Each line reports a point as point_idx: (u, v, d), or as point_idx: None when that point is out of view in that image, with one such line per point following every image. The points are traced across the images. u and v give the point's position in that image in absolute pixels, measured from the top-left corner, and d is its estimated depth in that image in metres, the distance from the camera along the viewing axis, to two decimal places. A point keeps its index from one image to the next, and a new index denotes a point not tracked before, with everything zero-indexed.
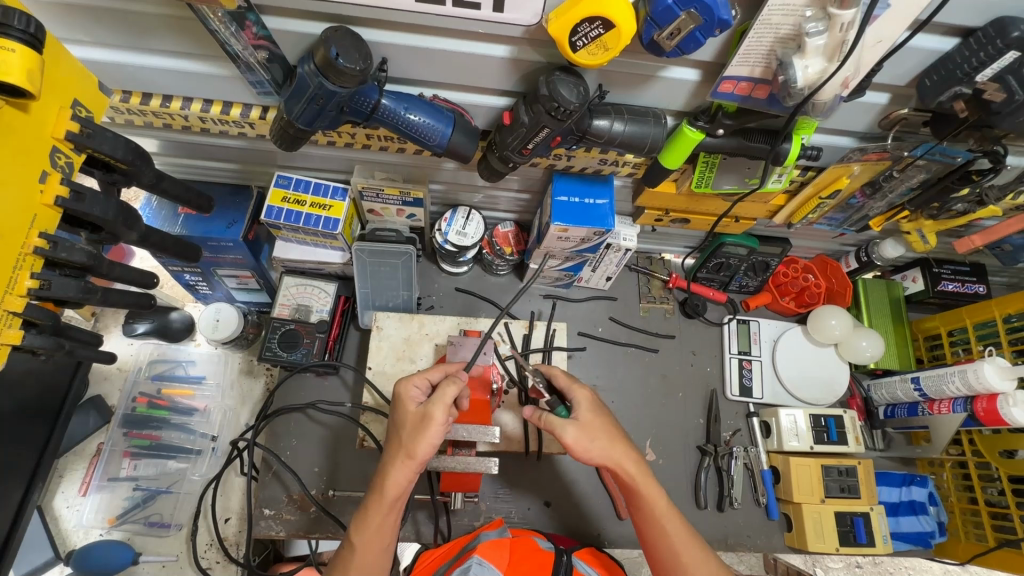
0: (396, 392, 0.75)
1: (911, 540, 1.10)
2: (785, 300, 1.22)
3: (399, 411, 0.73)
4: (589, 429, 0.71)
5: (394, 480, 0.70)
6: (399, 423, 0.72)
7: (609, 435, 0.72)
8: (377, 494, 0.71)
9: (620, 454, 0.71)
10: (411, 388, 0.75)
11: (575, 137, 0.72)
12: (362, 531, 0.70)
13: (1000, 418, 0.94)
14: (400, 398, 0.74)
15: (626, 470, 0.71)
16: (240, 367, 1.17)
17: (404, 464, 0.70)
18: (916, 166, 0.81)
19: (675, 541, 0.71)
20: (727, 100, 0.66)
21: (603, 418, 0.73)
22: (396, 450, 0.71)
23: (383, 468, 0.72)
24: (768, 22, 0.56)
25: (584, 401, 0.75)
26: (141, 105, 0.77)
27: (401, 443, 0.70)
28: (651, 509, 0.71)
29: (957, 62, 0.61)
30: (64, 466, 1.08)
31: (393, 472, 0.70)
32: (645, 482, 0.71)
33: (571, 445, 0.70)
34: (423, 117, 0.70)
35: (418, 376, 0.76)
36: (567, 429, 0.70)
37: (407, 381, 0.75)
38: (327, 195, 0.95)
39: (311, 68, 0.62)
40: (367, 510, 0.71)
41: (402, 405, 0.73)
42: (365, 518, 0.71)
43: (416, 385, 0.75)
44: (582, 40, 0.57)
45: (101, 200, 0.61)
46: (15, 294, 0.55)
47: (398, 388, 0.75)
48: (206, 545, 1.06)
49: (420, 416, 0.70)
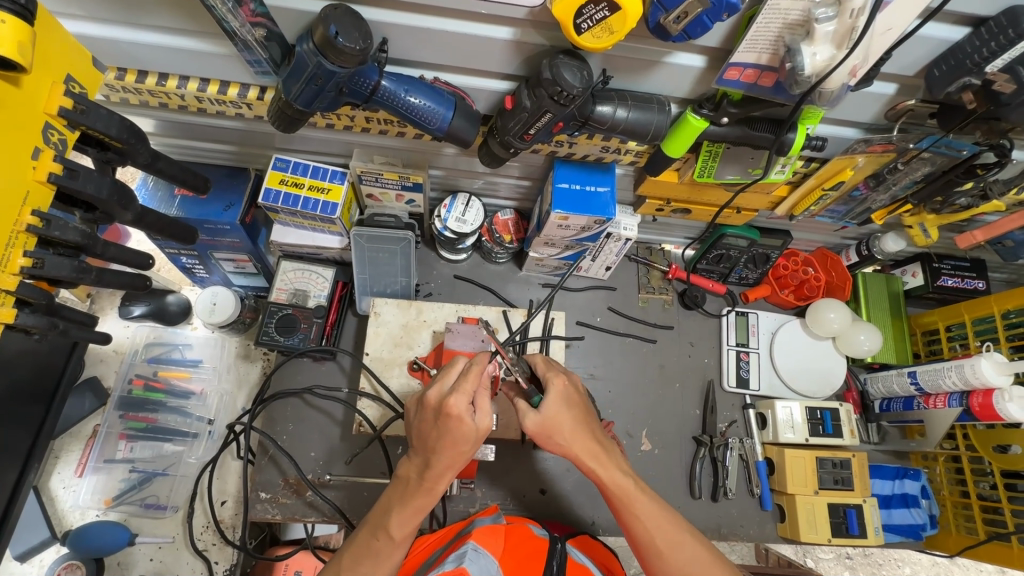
0: (450, 412, 0.64)
1: (902, 532, 1.12)
2: (784, 292, 1.22)
3: (455, 431, 0.64)
4: (549, 425, 0.71)
5: (447, 480, 0.68)
6: (449, 440, 0.65)
7: (571, 430, 0.71)
8: (426, 496, 0.68)
9: (581, 448, 0.71)
10: (460, 403, 0.64)
11: (577, 123, 0.71)
12: (406, 525, 0.68)
13: (995, 413, 0.94)
14: (455, 418, 0.64)
15: (587, 460, 0.71)
16: (237, 351, 1.18)
17: (456, 465, 0.67)
18: (921, 159, 0.80)
19: (649, 527, 0.69)
20: (732, 87, 0.65)
21: (567, 412, 0.71)
22: (452, 460, 0.66)
23: (430, 475, 0.67)
24: (777, 7, 0.55)
25: (557, 393, 0.72)
26: (137, 84, 0.76)
27: (457, 454, 0.66)
28: (619, 497, 0.70)
29: (967, 52, 0.60)
30: (60, 447, 1.08)
31: (445, 476, 0.67)
32: (607, 471, 0.71)
33: (534, 432, 0.72)
34: (424, 100, 0.69)
35: (467, 391, 0.65)
36: (528, 416, 0.71)
37: (456, 394, 0.65)
38: (326, 178, 0.95)
39: (309, 47, 0.60)
40: (410, 501, 0.68)
41: (458, 424, 0.64)
42: (413, 518, 0.69)
43: (469, 399, 0.65)
44: (587, 23, 0.55)
45: (95, 178, 0.60)
46: (8, 272, 0.55)
47: (452, 408, 0.64)
48: (202, 527, 1.06)
49: (481, 432, 0.65)
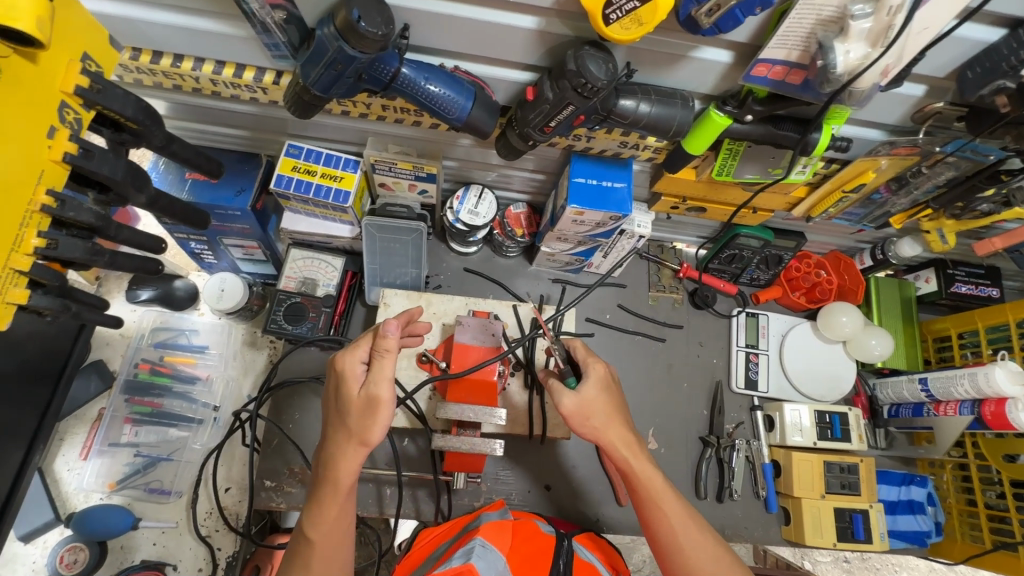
0: (337, 370, 0.68)
1: (908, 539, 1.11)
2: (796, 295, 1.20)
3: (343, 390, 0.67)
4: (587, 409, 0.70)
5: (346, 466, 0.66)
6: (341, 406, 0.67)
7: (606, 414, 0.71)
8: (331, 486, 0.66)
9: (615, 436, 0.71)
10: (348, 363, 0.68)
11: (599, 117, 0.70)
12: (320, 525, 0.66)
13: (1007, 422, 0.93)
14: (343, 375, 0.67)
15: (620, 449, 0.71)
16: (243, 339, 1.17)
17: (356, 449, 0.66)
18: (945, 163, 0.79)
19: (673, 522, 0.69)
20: (759, 85, 0.63)
21: (605, 398, 0.71)
22: (346, 436, 0.66)
23: (330, 458, 0.67)
24: (812, 3, 0.53)
25: (596, 376, 0.72)
26: (152, 64, 0.75)
27: (348, 428, 0.66)
28: (646, 489, 0.70)
29: (1003, 54, 0.58)
30: (65, 430, 1.08)
31: (344, 461, 0.66)
32: (639, 461, 0.71)
33: (570, 414, 0.70)
34: (444, 89, 0.68)
35: (355, 349, 0.69)
36: (566, 396, 0.70)
37: (345, 355, 0.68)
38: (338, 166, 0.93)
39: (330, 31, 0.59)
40: (321, 496, 0.67)
41: (346, 383, 0.67)
42: (333, 520, 0.67)
43: (359, 358, 0.68)
44: (616, 13, 0.54)
45: (110, 159, 0.59)
46: (21, 252, 0.54)
47: (339, 364, 0.68)
48: (206, 514, 1.06)
49: (366, 399, 0.65)
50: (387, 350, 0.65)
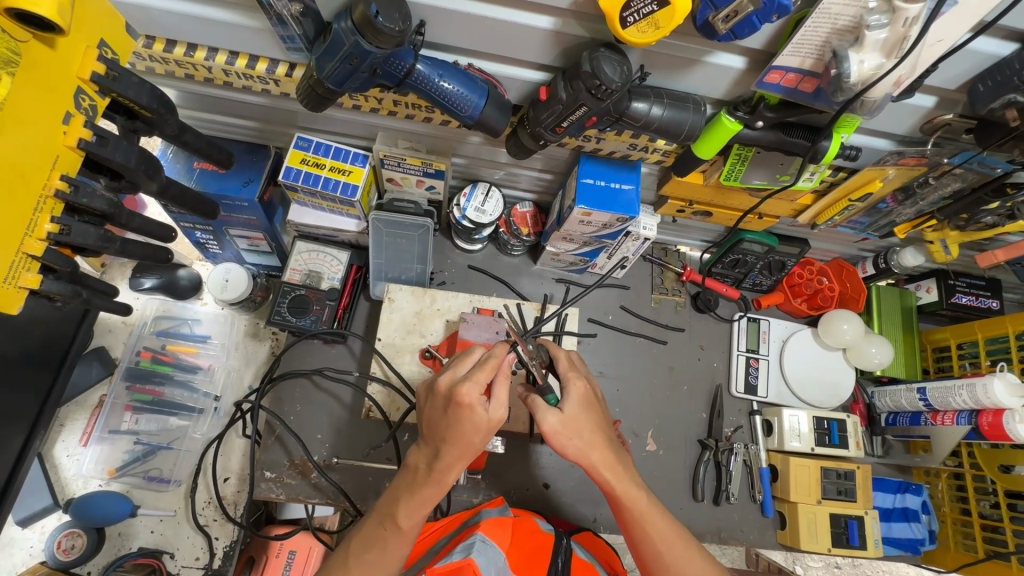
0: (462, 400, 0.62)
1: (900, 546, 1.13)
2: (797, 301, 1.21)
3: (467, 421, 0.62)
4: (570, 426, 0.68)
5: (456, 472, 0.65)
6: (462, 428, 0.63)
7: (588, 434, 0.69)
8: (434, 486, 0.66)
9: (598, 457, 0.69)
10: (472, 390, 0.63)
11: (611, 119, 0.70)
12: (414, 516, 0.66)
13: (1004, 433, 0.94)
14: (460, 404, 0.62)
15: (603, 470, 0.69)
16: (246, 329, 1.17)
17: (464, 459, 0.65)
18: (952, 174, 0.79)
19: (657, 542, 0.69)
20: (772, 91, 0.64)
21: (586, 416, 0.69)
22: (462, 451, 0.64)
23: (440, 466, 0.65)
24: (828, 11, 0.54)
25: (576, 395, 0.71)
26: (165, 53, 0.75)
27: (467, 445, 0.64)
28: (631, 510, 0.69)
29: (1014, 68, 0.59)
30: (65, 415, 1.07)
31: (454, 466, 0.65)
32: (623, 482, 0.69)
33: (551, 432, 0.68)
34: (457, 86, 0.68)
35: (479, 376, 0.64)
36: (549, 415, 0.68)
37: (467, 381, 0.63)
38: (347, 160, 0.94)
39: (347, 25, 0.59)
40: (420, 488, 0.66)
41: (469, 414, 0.62)
42: (420, 508, 0.66)
43: (482, 388, 0.63)
44: (634, 16, 0.54)
45: (124, 147, 0.59)
46: (34, 237, 0.54)
47: (463, 394, 0.62)
48: (204, 503, 1.06)
49: (493, 424, 0.63)
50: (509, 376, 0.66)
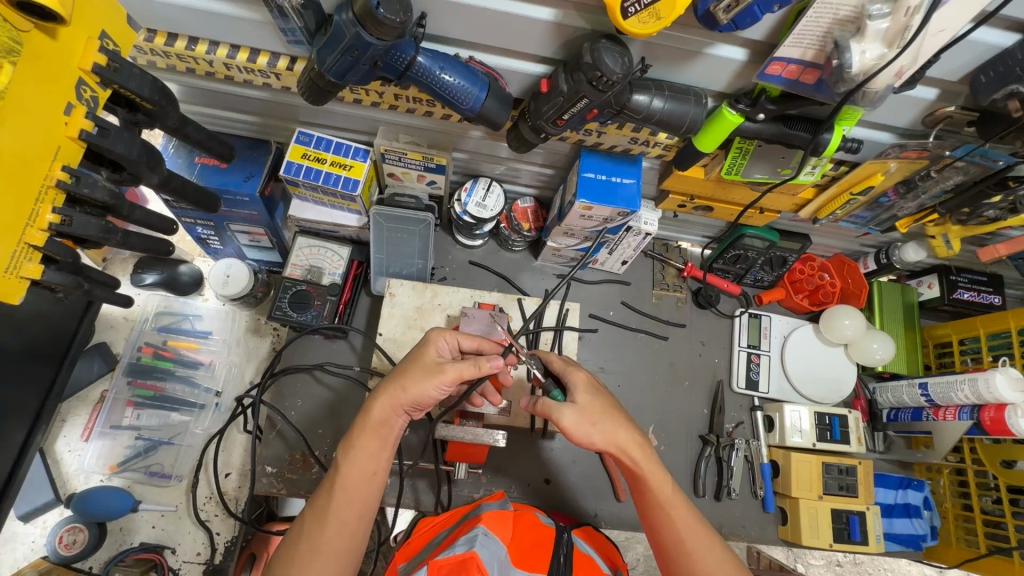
0: (429, 337, 0.73)
1: (902, 542, 1.13)
2: (799, 297, 1.21)
3: (418, 352, 0.72)
4: (589, 415, 0.69)
5: (378, 408, 0.69)
6: (412, 362, 0.71)
7: (609, 417, 0.70)
8: (361, 423, 0.69)
9: (625, 438, 0.69)
10: (444, 340, 0.74)
11: (612, 112, 0.70)
12: (345, 455, 0.68)
13: (1006, 428, 0.94)
14: (426, 340, 0.73)
15: (630, 453, 0.70)
16: (247, 325, 1.17)
17: (394, 397, 0.69)
18: (954, 168, 0.79)
19: (681, 529, 0.68)
20: (773, 83, 0.64)
21: (603, 400, 0.71)
22: (393, 384, 0.70)
23: (370, 397, 0.71)
24: (829, 2, 0.53)
25: (581, 382, 0.72)
26: (166, 47, 0.75)
27: (400, 377, 0.69)
28: (655, 495, 0.69)
29: (1016, 59, 0.59)
30: (66, 411, 1.07)
31: (378, 402, 0.69)
32: (650, 465, 0.70)
33: (570, 428, 0.68)
34: (458, 79, 0.68)
35: (455, 335, 0.74)
36: (565, 412, 0.68)
37: (441, 332, 0.74)
38: (348, 155, 0.94)
39: (348, 16, 0.59)
40: (352, 434, 0.70)
41: (425, 347, 0.72)
42: (351, 449, 0.68)
43: (451, 346, 0.74)
44: (635, 7, 0.54)
45: (125, 138, 0.59)
46: (36, 228, 0.54)
47: (434, 333, 0.74)
48: (206, 498, 1.06)
49: (433, 366, 0.69)
50: (480, 367, 0.68)
